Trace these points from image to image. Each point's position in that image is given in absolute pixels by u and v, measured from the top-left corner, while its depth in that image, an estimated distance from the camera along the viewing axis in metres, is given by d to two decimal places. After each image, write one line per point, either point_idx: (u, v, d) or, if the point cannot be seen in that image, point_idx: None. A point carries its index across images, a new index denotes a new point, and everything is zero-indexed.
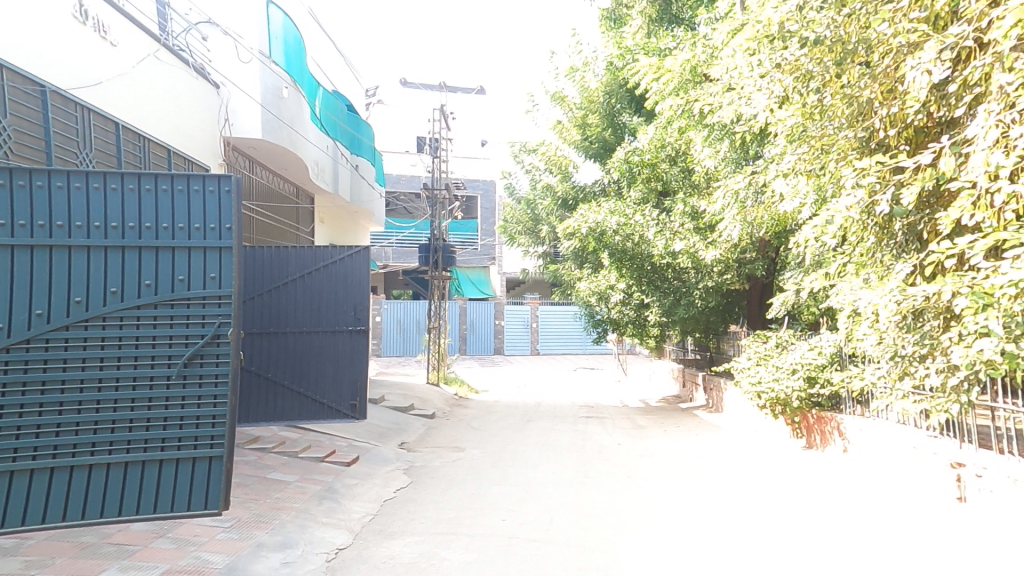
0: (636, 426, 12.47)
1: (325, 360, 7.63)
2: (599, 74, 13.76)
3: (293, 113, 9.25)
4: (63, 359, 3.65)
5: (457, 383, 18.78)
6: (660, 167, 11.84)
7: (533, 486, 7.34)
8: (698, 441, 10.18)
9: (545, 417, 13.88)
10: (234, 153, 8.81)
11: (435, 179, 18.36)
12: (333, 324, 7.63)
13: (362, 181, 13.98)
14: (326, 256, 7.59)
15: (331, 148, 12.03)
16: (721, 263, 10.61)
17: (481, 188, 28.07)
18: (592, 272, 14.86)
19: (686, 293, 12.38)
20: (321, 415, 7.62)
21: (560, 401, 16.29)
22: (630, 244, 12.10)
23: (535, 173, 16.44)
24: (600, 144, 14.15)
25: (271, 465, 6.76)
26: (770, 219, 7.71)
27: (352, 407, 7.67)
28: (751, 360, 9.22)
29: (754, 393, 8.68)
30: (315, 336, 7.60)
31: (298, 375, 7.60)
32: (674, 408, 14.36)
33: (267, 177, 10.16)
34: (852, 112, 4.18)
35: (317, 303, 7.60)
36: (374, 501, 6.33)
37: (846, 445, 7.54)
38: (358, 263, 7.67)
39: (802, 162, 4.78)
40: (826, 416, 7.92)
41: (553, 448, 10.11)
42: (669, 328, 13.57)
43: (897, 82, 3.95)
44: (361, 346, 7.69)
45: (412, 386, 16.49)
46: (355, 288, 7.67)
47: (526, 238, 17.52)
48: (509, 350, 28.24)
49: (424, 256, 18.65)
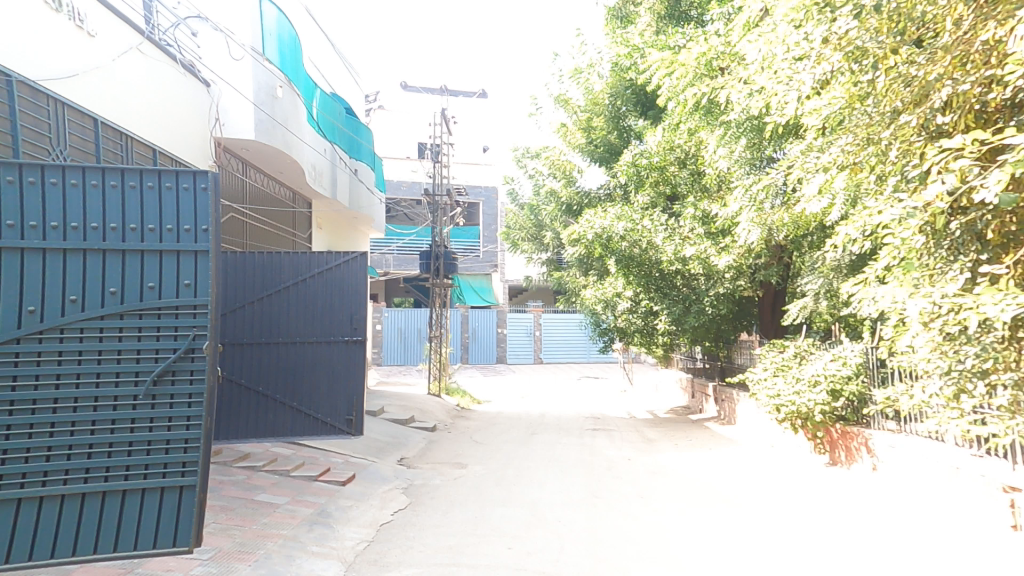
0: (645, 439, 12.00)
1: (319, 371, 7.19)
2: (604, 76, 13.40)
3: (288, 114, 8.84)
4: (11, 376, 3.19)
5: (459, 393, 18.31)
6: (669, 170, 11.43)
7: (540, 507, 6.88)
8: (712, 456, 9.70)
9: (550, 429, 13.40)
10: (226, 154, 8.41)
11: (436, 185, 17.97)
12: (329, 333, 7.21)
13: (361, 186, 13.59)
14: (323, 262, 7.20)
15: (329, 152, 11.70)
16: (734, 269, 10.19)
17: (483, 195, 27.71)
18: (598, 279, 14.45)
19: (696, 301, 11.96)
20: (315, 431, 7.15)
21: (565, 412, 15.82)
22: (637, 250, 11.70)
23: (538, 178, 16.13)
24: (606, 147, 13.77)
25: (260, 485, 6.30)
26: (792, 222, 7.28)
27: (348, 422, 7.24)
28: (768, 372, 8.77)
29: (772, 407, 8.22)
30: (309, 347, 7.16)
31: (290, 388, 7.14)
32: (684, 420, 13.89)
33: (262, 182, 9.77)
34: (912, 94, 3.67)
35: (311, 311, 7.18)
36: (369, 525, 5.87)
37: (875, 463, 7.12)
38: (356, 270, 7.29)
39: (845, 153, 4.28)
40: (852, 430, 7.50)
41: (560, 464, 9.65)
42: (678, 337, 13.16)
43: (969, 56, 3.44)
44: (358, 358, 7.26)
45: (412, 397, 16.04)
46: (352, 296, 7.27)
47: (530, 245, 17.12)
48: (512, 358, 27.78)
49: (425, 263, 18.24)
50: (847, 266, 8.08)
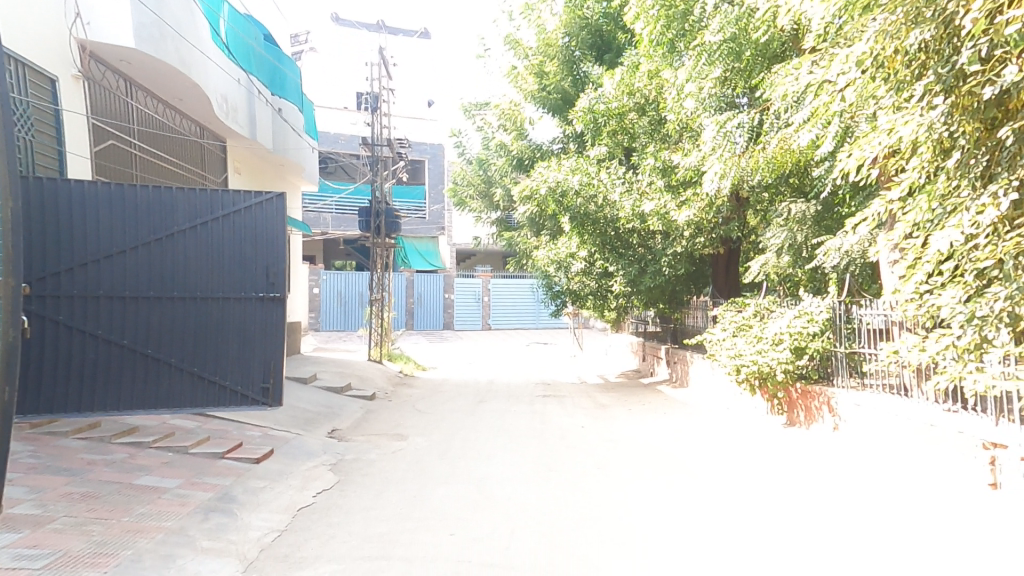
0: (599, 405, 11.51)
1: (226, 332, 5.96)
2: (558, 14, 12.37)
3: (182, 21, 7.23)
4: None
5: (402, 360, 17.30)
6: (628, 117, 10.57)
7: (488, 483, 6.11)
8: (668, 421, 9.28)
9: (498, 396, 12.71)
10: (98, 64, 6.76)
11: (376, 135, 16.46)
12: (237, 288, 5.96)
13: (287, 128, 12.02)
14: (229, 203, 5.93)
15: (245, 81, 10.16)
16: (694, 225, 9.61)
17: (429, 153, 26.12)
18: (550, 240, 13.68)
19: (653, 262, 11.42)
20: (222, 402, 5.97)
21: (514, 378, 15.20)
22: (592, 205, 10.98)
23: (487, 130, 15.08)
24: (560, 96, 12.82)
25: (145, 465, 5.18)
26: (768, 166, 6.68)
27: (262, 391, 6.08)
28: (728, 333, 8.36)
29: (733, 368, 7.77)
30: (212, 304, 5.89)
31: (188, 351, 5.86)
32: (636, 384, 13.56)
33: (156, 108, 8.20)
34: None
35: (213, 260, 5.88)
36: (283, 510, 4.90)
37: (837, 423, 6.68)
38: (271, 215, 6.04)
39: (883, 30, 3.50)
40: (813, 390, 7.03)
41: (509, 433, 8.95)
42: (633, 300, 12.70)
43: None
44: (274, 317, 6.05)
45: (351, 363, 14.95)
46: (265, 244, 6.02)
47: (479, 203, 16.10)
48: (459, 325, 26.94)
49: (365, 221, 16.84)
50: (814, 219, 7.63)
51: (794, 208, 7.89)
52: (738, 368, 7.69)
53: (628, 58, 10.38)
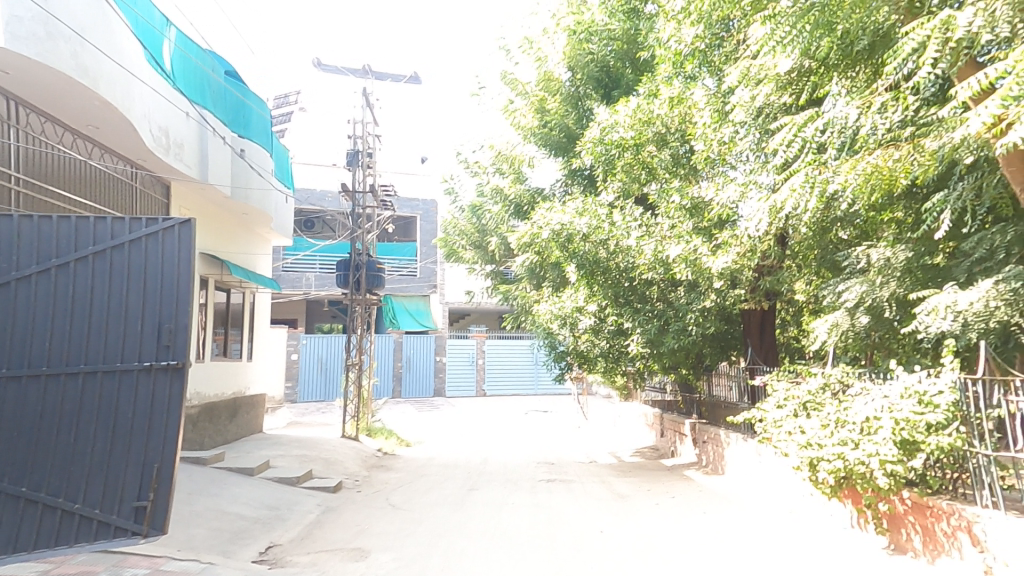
0: (617, 495, 9.36)
1: (86, 424, 3.97)
2: (559, 47, 11.34)
3: (86, 21, 5.65)
4: None
5: (383, 434, 15.10)
6: (646, 151, 9.03)
7: None
8: (711, 522, 7.20)
9: (492, 483, 10.51)
10: None
11: (357, 182, 15.03)
12: (110, 357, 4.05)
13: (251, 172, 10.34)
14: (103, 235, 4.09)
15: (195, 116, 8.54)
16: (730, 274, 7.93)
17: (420, 208, 24.76)
18: (553, 293, 12.01)
19: (676, 319, 9.68)
20: (70, 535, 3.92)
21: (513, 457, 13.02)
22: (603, 250, 9.49)
23: (481, 176, 13.75)
24: (562, 133, 11.57)
25: None
26: (849, 193, 5.09)
27: (134, 513, 4.01)
28: (789, 412, 6.54)
29: (806, 462, 5.78)
30: (66, 382, 3.95)
31: (22, 459, 3.85)
32: (657, 466, 11.42)
33: (56, 136, 6.57)
34: None
35: (75, 318, 4.01)
36: None
37: (989, 564, 4.35)
38: (169, 251, 4.20)
39: None
40: (928, 502, 4.98)
41: (507, 543, 6.81)
42: (652, 363, 10.85)
43: None
44: (163, 395, 4.08)
45: (321, 441, 12.78)
46: (158, 292, 4.15)
47: (472, 255, 14.50)
48: (451, 390, 24.78)
49: (344, 276, 15.07)
50: (902, 266, 5.87)
51: (870, 251, 6.16)
52: (811, 460, 5.73)
53: (643, 85, 9.11)
